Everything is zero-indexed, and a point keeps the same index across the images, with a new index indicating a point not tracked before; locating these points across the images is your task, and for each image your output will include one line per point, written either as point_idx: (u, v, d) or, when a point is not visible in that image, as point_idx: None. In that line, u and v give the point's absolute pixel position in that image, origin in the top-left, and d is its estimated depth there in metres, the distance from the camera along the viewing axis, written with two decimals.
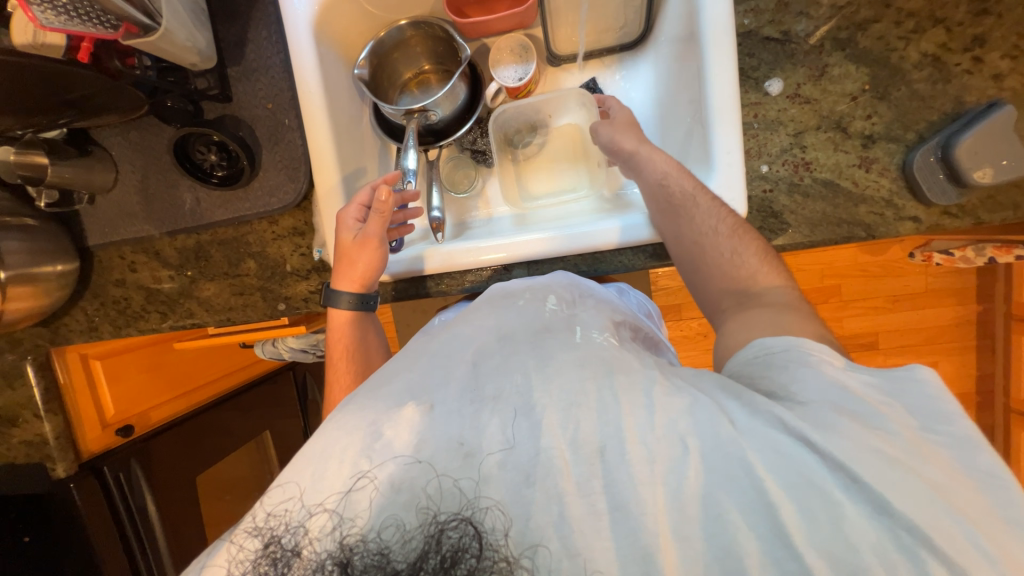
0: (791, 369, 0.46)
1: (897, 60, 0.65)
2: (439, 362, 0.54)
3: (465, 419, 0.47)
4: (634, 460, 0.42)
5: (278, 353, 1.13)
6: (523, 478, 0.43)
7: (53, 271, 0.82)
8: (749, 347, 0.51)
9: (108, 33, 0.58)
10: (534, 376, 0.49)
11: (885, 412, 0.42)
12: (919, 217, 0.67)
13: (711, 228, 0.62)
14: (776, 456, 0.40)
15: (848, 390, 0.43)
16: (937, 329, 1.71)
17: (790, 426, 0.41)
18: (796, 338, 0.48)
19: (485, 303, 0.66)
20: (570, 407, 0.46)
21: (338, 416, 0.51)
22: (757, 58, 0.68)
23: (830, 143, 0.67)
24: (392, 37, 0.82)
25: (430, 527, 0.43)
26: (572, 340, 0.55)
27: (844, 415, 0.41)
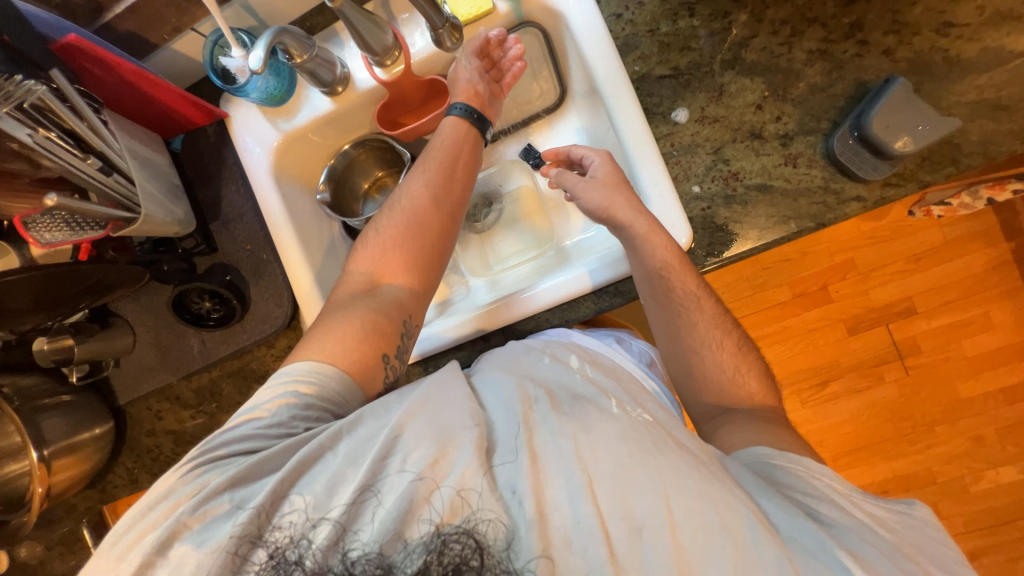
0: (793, 483, 0.56)
1: (787, 62, 0.68)
2: (487, 410, 0.59)
3: (513, 472, 0.52)
4: (671, 542, 0.48)
5: None
6: (566, 541, 0.49)
7: (90, 435, 0.91)
8: (750, 452, 0.60)
9: (98, 232, 0.69)
10: (581, 440, 0.54)
11: (897, 551, 0.51)
12: (862, 195, 0.66)
13: (713, 340, 0.70)
14: (810, 569, 0.47)
15: (863, 526, 0.53)
16: (974, 277, 1.60)
17: (831, 548, 0.49)
18: (800, 457, 0.58)
19: (511, 354, 0.71)
20: (613, 483, 0.51)
21: (404, 413, 0.55)
22: (657, 95, 0.73)
23: (750, 150, 0.70)
24: (341, 161, 0.93)
25: (434, 540, 0.49)
26: (608, 411, 0.58)
27: (870, 547, 0.50)
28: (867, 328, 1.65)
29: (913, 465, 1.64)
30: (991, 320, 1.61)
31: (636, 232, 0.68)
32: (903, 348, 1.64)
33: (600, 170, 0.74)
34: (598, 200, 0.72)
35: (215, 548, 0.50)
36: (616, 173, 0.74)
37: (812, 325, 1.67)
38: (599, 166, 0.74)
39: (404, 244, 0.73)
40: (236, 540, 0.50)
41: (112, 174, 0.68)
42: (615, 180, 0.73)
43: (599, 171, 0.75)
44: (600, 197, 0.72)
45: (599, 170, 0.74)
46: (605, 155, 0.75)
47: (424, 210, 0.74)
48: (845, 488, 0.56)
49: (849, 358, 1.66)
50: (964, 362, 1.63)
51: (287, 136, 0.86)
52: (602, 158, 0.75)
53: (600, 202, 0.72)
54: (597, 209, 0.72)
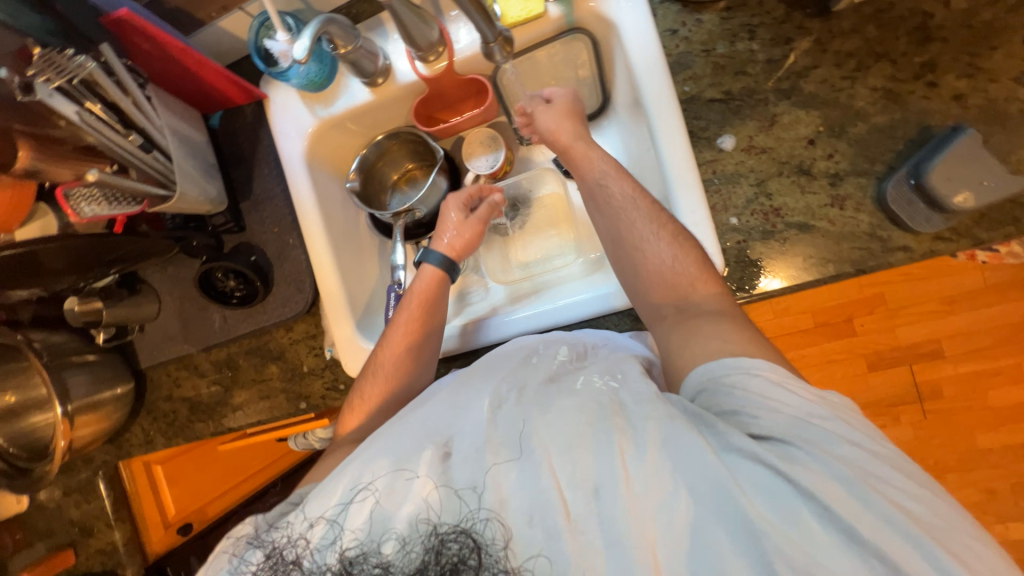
0: (735, 398, 0.51)
1: (847, 98, 0.65)
2: (454, 403, 0.61)
3: (475, 464, 0.54)
4: (626, 496, 0.48)
5: (309, 445, 1.07)
6: (528, 519, 0.50)
7: (111, 394, 0.94)
8: (696, 372, 0.55)
9: (135, 208, 0.70)
10: (536, 420, 0.55)
11: (834, 437, 0.47)
12: (909, 246, 0.64)
13: (652, 235, 0.65)
14: (755, 486, 0.46)
15: (806, 421, 0.48)
16: (1010, 326, 1.53)
17: (763, 458, 0.46)
18: (738, 361, 0.53)
19: (498, 353, 0.69)
20: (570, 451, 0.51)
21: (367, 443, 0.59)
22: (704, 119, 0.70)
23: (796, 186, 0.67)
24: (373, 151, 0.92)
25: (432, 538, 0.52)
26: (572, 388, 0.58)
27: (809, 448, 0.47)
28: (888, 366, 1.60)
29: None
30: (1022, 373, 1.54)
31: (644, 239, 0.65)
32: (924, 391, 1.59)
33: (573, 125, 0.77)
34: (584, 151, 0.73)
35: None
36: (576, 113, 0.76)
37: (831, 357, 1.61)
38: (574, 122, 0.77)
39: (388, 404, 0.75)
40: (239, 541, 0.59)
41: (152, 151, 0.69)
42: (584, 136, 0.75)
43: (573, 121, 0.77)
44: (575, 149, 0.74)
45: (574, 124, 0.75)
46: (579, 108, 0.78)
47: (401, 363, 0.76)
48: (775, 377, 0.51)
49: (866, 394, 1.61)
50: (986, 412, 1.57)
51: (322, 123, 0.85)
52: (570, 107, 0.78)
53: (573, 149, 0.74)
54: (592, 178, 0.72)
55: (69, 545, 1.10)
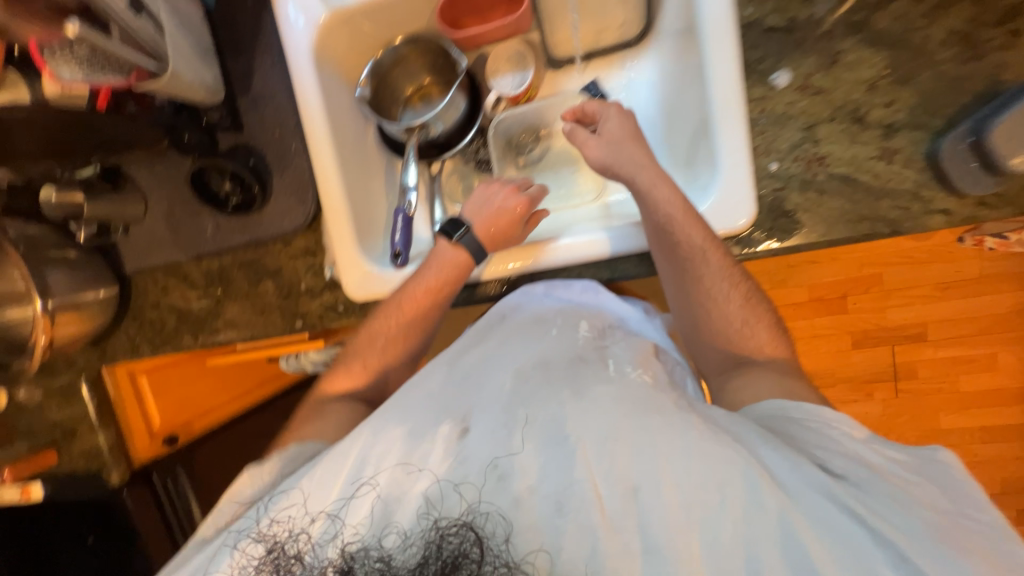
0: (808, 435, 0.54)
1: (920, 40, 0.60)
2: (473, 382, 0.63)
3: (499, 441, 0.55)
4: (669, 502, 0.49)
5: (301, 367, 1.10)
6: (556, 509, 0.51)
7: (94, 296, 0.89)
8: (768, 403, 0.58)
9: (122, 79, 0.62)
10: (569, 406, 0.56)
11: (914, 493, 0.48)
12: (950, 209, 0.61)
13: (723, 296, 0.67)
14: (820, 524, 0.47)
15: (876, 471, 0.50)
16: (994, 318, 1.56)
17: (835, 495, 0.47)
18: (815, 407, 0.56)
19: (519, 329, 0.69)
20: (607, 446, 0.52)
21: (381, 414, 0.60)
22: (762, 50, 0.65)
23: (846, 135, 0.63)
24: (390, 55, 0.83)
25: (432, 532, 0.52)
26: (604, 373, 0.60)
27: (890, 497, 0.47)
28: (871, 345, 1.64)
29: None
30: (995, 362, 1.60)
31: (693, 242, 0.65)
32: (901, 371, 1.64)
33: (631, 152, 0.71)
34: (652, 191, 0.68)
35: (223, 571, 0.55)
36: (635, 134, 0.73)
37: (819, 331, 1.65)
38: (636, 147, 0.71)
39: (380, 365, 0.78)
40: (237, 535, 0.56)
41: (140, 15, 0.62)
42: (646, 165, 0.70)
43: (634, 147, 0.71)
44: (641, 184, 0.69)
45: (639, 153, 0.71)
46: (631, 123, 0.73)
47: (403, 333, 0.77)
48: (859, 433, 0.53)
49: (845, 369, 1.66)
50: (955, 396, 1.63)
51: (336, 15, 0.77)
52: (631, 128, 0.73)
53: (637, 183, 0.69)
54: (656, 221, 0.67)
55: (51, 446, 1.07)
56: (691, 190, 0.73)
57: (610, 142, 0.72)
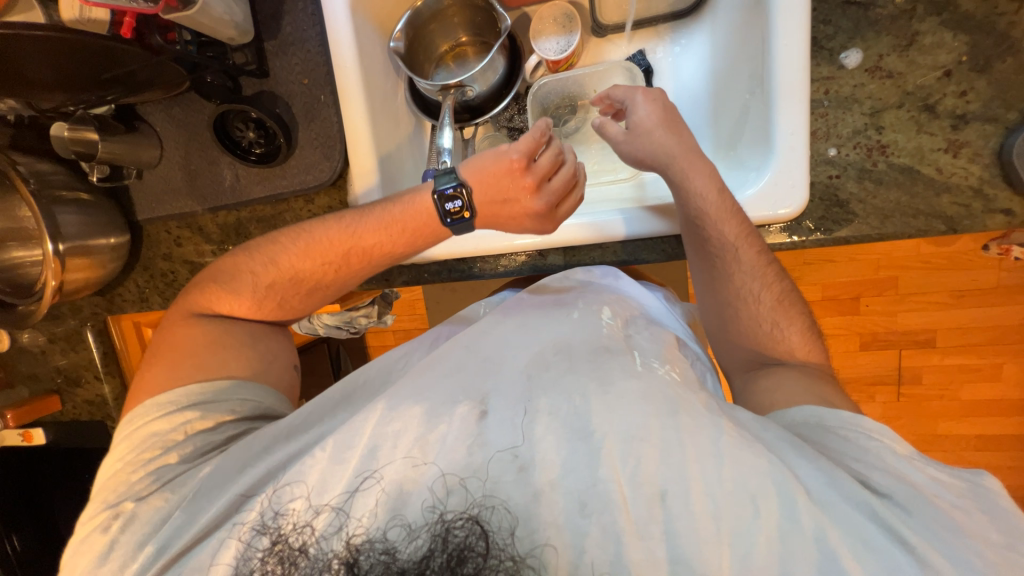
0: (844, 446, 0.52)
1: (1006, 26, 0.57)
2: (489, 367, 0.60)
3: (516, 430, 0.52)
4: (698, 511, 0.46)
5: (313, 330, 1.09)
6: (578, 508, 0.48)
7: (105, 242, 0.85)
8: (798, 410, 0.56)
9: (149, 7, 0.58)
10: (594, 399, 0.53)
11: (961, 521, 0.46)
12: (1012, 209, 0.59)
13: (753, 295, 0.65)
14: (857, 544, 0.44)
15: (918, 490, 0.48)
16: (1003, 329, 1.55)
17: (877, 514, 0.46)
18: (854, 416, 0.54)
19: (539, 311, 0.68)
20: (633, 445, 0.50)
21: (393, 393, 0.58)
22: (833, 26, 0.61)
23: (913, 123, 0.60)
24: (428, 7, 0.79)
25: (437, 526, 0.49)
26: (632, 367, 0.57)
27: (933, 520, 0.45)
28: (879, 348, 1.63)
29: None
30: (1000, 372, 1.59)
31: (726, 237, 0.63)
32: (905, 376, 1.64)
33: (663, 141, 0.66)
34: (685, 184, 0.64)
35: (225, 549, 0.52)
36: (668, 120, 0.67)
37: (829, 331, 1.64)
38: (668, 135, 0.66)
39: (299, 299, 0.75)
40: (241, 526, 0.53)
41: None
42: (676, 155, 0.65)
43: (665, 136, 0.66)
44: (673, 175, 0.65)
45: (671, 142, 0.66)
46: (666, 107, 0.68)
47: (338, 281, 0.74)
48: (901, 449, 0.51)
49: (850, 370, 1.66)
50: (956, 403, 1.64)
51: None
52: (664, 114, 0.67)
53: (672, 174, 0.65)
54: (689, 213, 0.65)
55: (54, 393, 1.06)
56: (738, 172, 0.70)
57: (640, 131, 0.67)
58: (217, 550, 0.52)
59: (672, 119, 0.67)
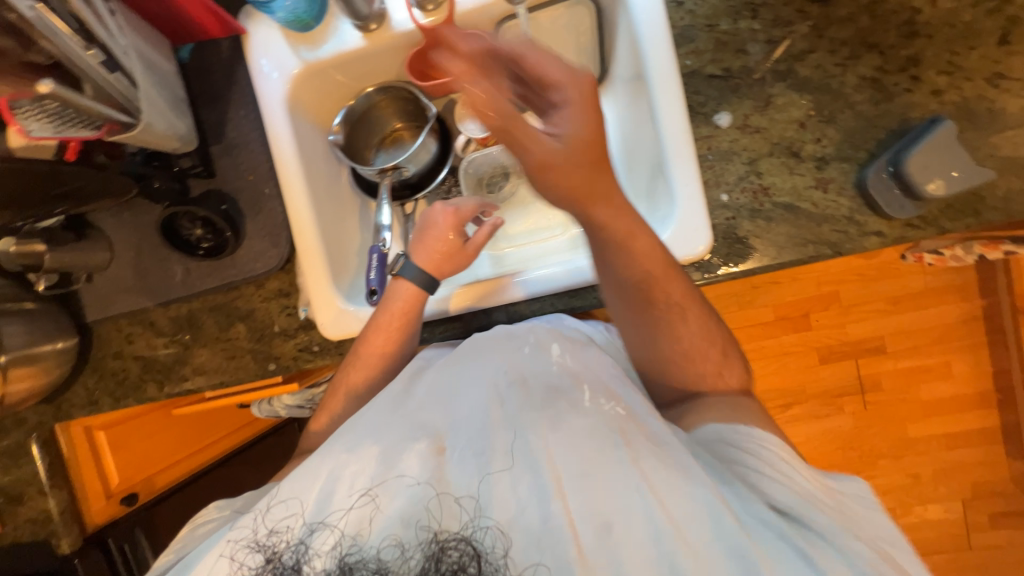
0: (751, 462, 0.57)
1: (837, 85, 0.68)
2: (448, 396, 0.62)
3: (477, 470, 0.55)
4: (639, 535, 0.50)
5: (274, 411, 1.08)
6: (537, 536, 0.51)
7: (51, 349, 0.84)
8: (710, 430, 0.62)
9: (92, 133, 0.63)
10: (547, 437, 0.55)
11: (846, 526, 0.52)
12: (882, 231, 0.67)
13: (682, 350, 0.69)
14: (773, 554, 0.48)
15: (807, 497, 0.54)
16: (942, 327, 1.63)
17: (786, 534, 0.50)
18: (754, 432, 0.59)
19: (491, 342, 0.67)
20: (582, 477, 0.52)
21: (356, 431, 0.59)
22: (703, 95, 0.72)
23: (785, 167, 0.69)
24: (361, 103, 0.87)
25: (432, 545, 0.53)
26: (582, 403, 0.58)
27: (820, 527, 0.52)
28: (837, 359, 1.68)
29: None
30: (951, 369, 1.65)
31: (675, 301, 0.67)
32: (867, 384, 1.68)
33: (609, 199, 0.62)
34: (627, 247, 0.64)
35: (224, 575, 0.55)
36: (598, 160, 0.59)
37: (787, 349, 1.69)
38: (611, 192, 0.62)
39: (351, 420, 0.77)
40: (234, 544, 0.56)
41: (116, 71, 0.62)
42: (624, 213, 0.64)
43: (611, 200, 0.63)
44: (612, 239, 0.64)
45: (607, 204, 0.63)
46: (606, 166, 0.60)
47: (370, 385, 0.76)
48: (791, 457, 0.57)
49: (815, 384, 1.69)
50: (919, 404, 1.67)
51: (307, 67, 0.80)
52: (604, 173, 0.61)
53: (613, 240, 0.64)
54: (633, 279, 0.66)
55: None
56: (652, 220, 0.77)
57: (574, 191, 0.61)
58: (212, 565, 0.56)
59: (608, 176, 0.61)
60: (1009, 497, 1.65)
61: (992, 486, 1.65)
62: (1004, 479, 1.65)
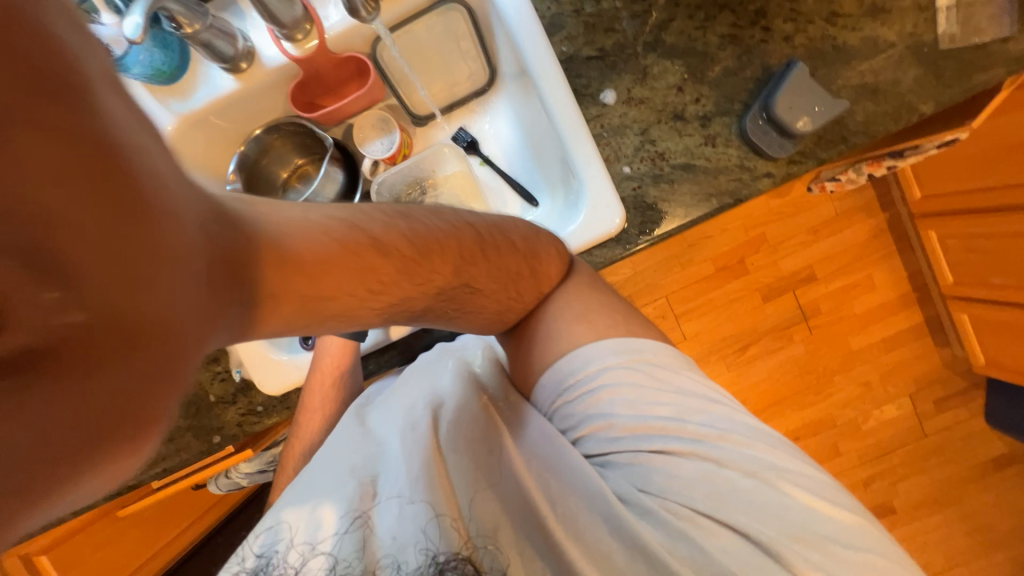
0: (596, 404, 0.60)
1: (702, 46, 0.73)
2: (361, 442, 0.69)
3: (421, 501, 0.62)
4: (529, 508, 0.61)
5: (236, 484, 1.02)
6: (514, 530, 0.61)
7: None
8: (558, 373, 0.62)
9: None
10: (444, 456, 0.65)
11: (698, 434, 0.58)
12: (771, 172, 0.71)
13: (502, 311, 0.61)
14: (633, 490, 0.59)
15: (653, 420, 0.58)
16: (859, 245, 1.78)
17: (639, 471, 0.59)
18: (596, 367, 0.60)
19: (413, 374, 0.73)
20: (472, 482, 0.63)
21: (301, 482, 0.68)
22: (585, 77, 0.75)
23: (674, 131, 0.73)
24: (253, 147, 0.84)
25: (432, 568, 0.59)
26: (493, 422, 0.66)
27: (673, 448, 0.58)
28: (778, 295, 1.79)
29: (816, 413, 1.80)
30: (875, 281, 1.79)
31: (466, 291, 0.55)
32: (808, 311, 1.80)
33: (191, 313, 0.27)
34: (282, 243, 0.35)
35: None
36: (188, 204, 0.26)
37: (733, 296, 1.78)
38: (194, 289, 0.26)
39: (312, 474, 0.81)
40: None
41: None
42: (228, 252, 0.30)
43: (178, 308, 0.26)
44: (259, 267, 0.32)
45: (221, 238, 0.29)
46: (71, 157, 0.21)
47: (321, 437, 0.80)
48: (633, 375, 0.59)
49: (764, 323, 1.80)
50: (855, 319, 1.80)
51: (183, 120, 0.78)
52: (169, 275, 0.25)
53: (280, 250, 0.35)
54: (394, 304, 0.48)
55: None
56: (568, 204, 0.79)
57: (41, 451, 0.21)
58: None
59: (154, 248, 0.24)
60: (947, 382, 1.79)
61: (931, 374, 1.79)
62: (937, 368, 1.80)
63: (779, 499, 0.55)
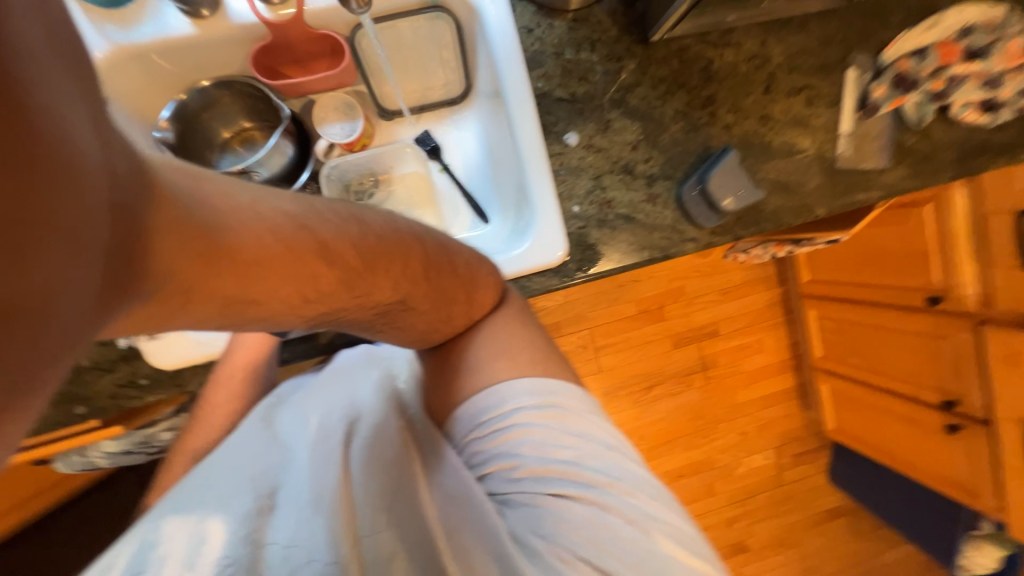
0: (504, 441, 0.62)
1: (658, 115, 0.81)
2: (260, 448, 0.65)
3: (316, 525, 0.58)
4: (424, 539, 0.59)
5: (88, 462, 0.89)
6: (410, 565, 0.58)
7: None
8: (471, 405, 0.64)
9: None
10: (357, 475, 0.63)
11: (595, 480, 0.60)
12: (696, 238, 0.80)
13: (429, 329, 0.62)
14: (526, 532, 0.59)
15: (555, 461, 0.60)
16: (756, 311, 2.02)
17: (534, 513, 0.59)
18: (507, 402, 0.62)
19: (327, 382, 0.72)
20: (377, 506, 0.61)
21: (180, 494, 0.61)
22: (555, 115, 0.80)
23: (622, 183, 0.80)
24: (196, 98, 0.78)
25: None
26: (404, 443, 0.66)
27: (568, 491, 0.59)
28: (685, 344, 1.98)
29: (699, 454, 2.00)
30: (763, 345, 2.05)
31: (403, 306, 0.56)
32: (707, 362, 2.01)
33: (84, 291, 0.23)
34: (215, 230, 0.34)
35: None
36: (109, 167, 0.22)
37: (648, 338, 1.93)
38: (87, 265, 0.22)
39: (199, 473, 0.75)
40: None
41: None
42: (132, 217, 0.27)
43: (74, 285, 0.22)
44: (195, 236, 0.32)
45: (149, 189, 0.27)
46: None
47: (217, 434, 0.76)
48: (543, 417, 0.61)
49: (669, 366, 1.97)
50: (743, 375, 2.04)
51: (119, 50, 0.71)
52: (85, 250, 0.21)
53: (221, 240, 0.35)
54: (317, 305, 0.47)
55: None
56: (517, 229, 0.82)
57: None
58: None
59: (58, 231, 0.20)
60: (805, 440, 2.08)
61: (794, 432, 2.07)
62: (800, 427, 2.08)
63: (651, 547, 0.57)
